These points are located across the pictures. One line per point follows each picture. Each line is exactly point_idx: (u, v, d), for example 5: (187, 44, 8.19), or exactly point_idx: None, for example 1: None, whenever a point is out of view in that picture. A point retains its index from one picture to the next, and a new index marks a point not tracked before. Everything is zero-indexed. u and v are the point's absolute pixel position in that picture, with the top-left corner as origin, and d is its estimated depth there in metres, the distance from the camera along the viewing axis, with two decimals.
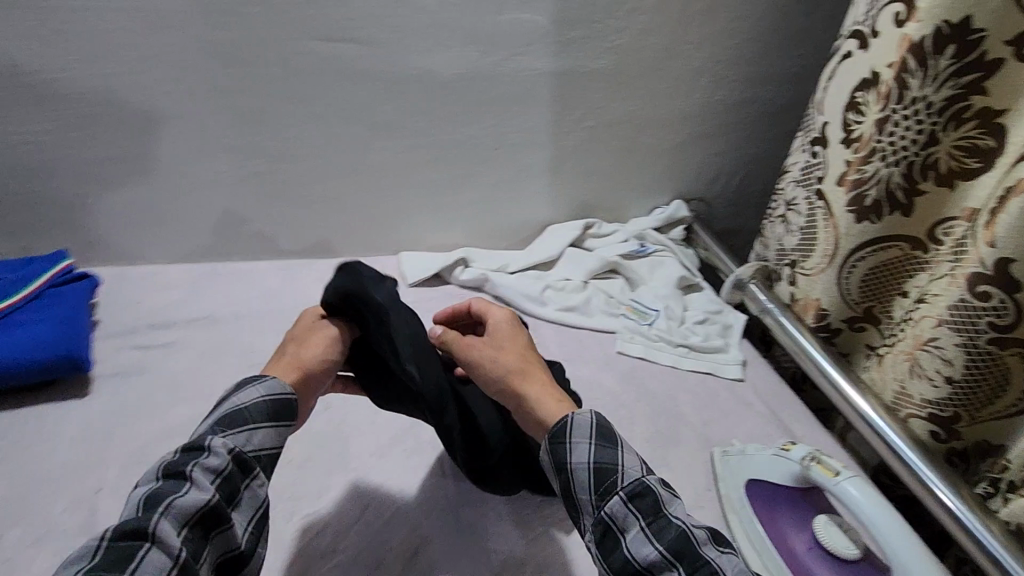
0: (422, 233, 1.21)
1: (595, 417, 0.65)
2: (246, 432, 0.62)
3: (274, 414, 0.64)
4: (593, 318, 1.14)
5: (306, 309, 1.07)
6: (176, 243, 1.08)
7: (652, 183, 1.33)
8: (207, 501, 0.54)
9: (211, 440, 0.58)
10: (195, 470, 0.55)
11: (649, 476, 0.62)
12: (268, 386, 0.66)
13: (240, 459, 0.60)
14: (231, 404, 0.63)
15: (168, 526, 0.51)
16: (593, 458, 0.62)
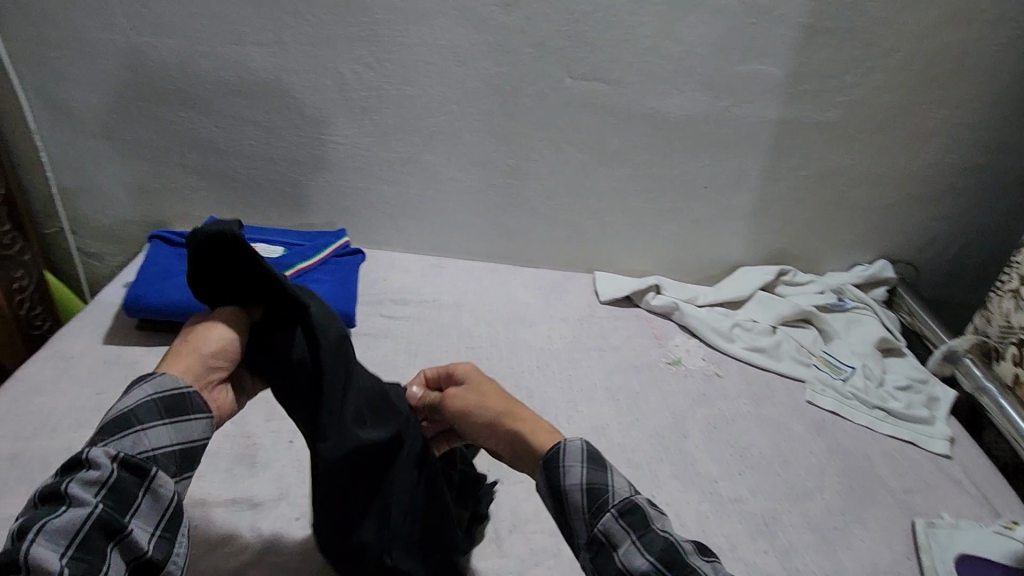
0: (618, 257, 1.30)
1: (584, 443, 0.61)
2: (133, 433, 0.52)
3: (169, 410, 0.54)
4: (782, 363, 1.13)
5: (512, 307, 1.20)
6: (415, 235, 1.27)
7: (856, 239, 1.30)
8: (88, 515, 0.46)
9: (88, 451, 0.49)
10: (72, 485, 0.47)
11: (635, 492, 0.59)
12: (160, 381, 0.55)
13: (125, 462, 0.50)
14: (117, 408, 0.53)
15: (46, 551, 0.44)
16: (586, 479, 0.59)
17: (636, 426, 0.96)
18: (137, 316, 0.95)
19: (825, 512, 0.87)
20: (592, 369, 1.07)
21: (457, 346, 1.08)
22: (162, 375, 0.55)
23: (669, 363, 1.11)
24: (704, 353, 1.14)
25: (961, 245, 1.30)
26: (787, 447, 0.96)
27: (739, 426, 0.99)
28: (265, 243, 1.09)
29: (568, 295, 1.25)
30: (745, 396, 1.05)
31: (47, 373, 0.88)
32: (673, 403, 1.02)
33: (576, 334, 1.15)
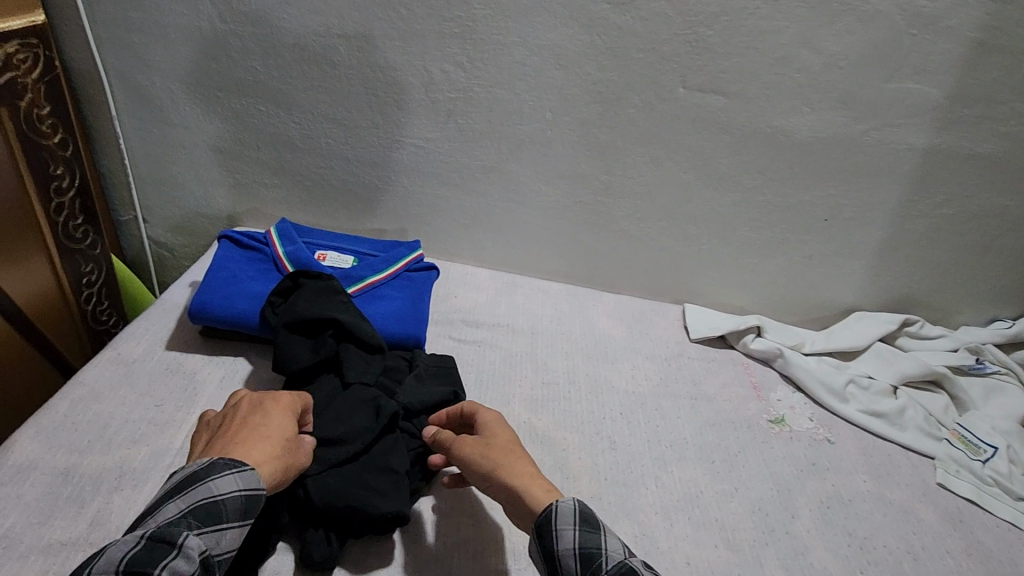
0: (713, 289, 1.17)
1: (580, 503, 0.60)
2: (219, 530, 0.55)
3: (247, 514, 0.57)
4: (906, 433, 0.97)
5: (591, 338, 1.09)
6: (491, 249, 1.18)
7: (999, 290, 1.11)
8: None
9: (186, 537, 0.51)
10: (166, 574, 0.49)
11: (631, 555, 0.58)
12: (247, 476, 0.58)
13: (206, 562, 0.52)
14: (208, 491, 0.56)
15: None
16: (579, 544, 0.58)
17: (735, 497, 0.83)
18: (201, 324, 0.90)
19: None
20: (682, 421, 0.94)
21: (531, 379, 0.98)
22: (251, 469, 0.58)
23: (771, 422, 0.97)
24: (811, 413, 1.00)
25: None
26: (917, 542, 0.81)
27: (858, 509, 0.84)
28: (335, 251, 1.02)
29: (654, 329, 1.12)
30: (863, 471, 0.90)
31: (105, 378, 0.84)
32: (778, 472, 0.88)
33: (664, 376, 1.02)
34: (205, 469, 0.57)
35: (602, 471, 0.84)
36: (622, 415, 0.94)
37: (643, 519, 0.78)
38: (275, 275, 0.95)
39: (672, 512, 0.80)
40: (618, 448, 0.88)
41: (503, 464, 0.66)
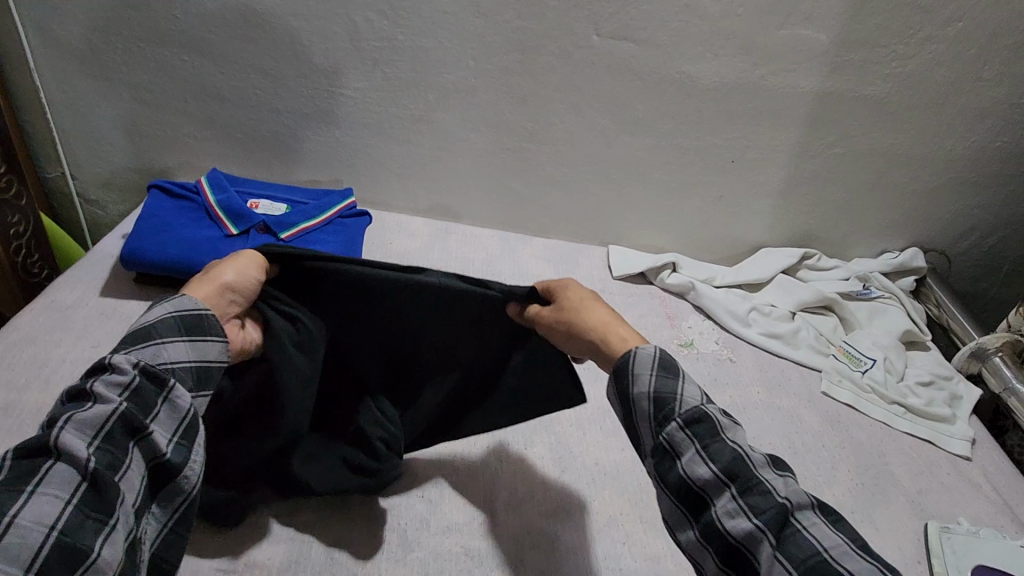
0: (635, 231, 1.25)
1: (659, 351, 0.59)
2: (157, 344, 0.55)
3: (189, 327, 0.57)
4: (799, 351, 1.09)
5: (520, 278, 1.16)
6: (424, 198, 1.23)
7: (888, 224, 1.23)
8: (114, 411, 0.49)
9: (112, 357, 0.52)
10: (98, 385, 0.50)
11: (707, 401, 0.57)
12: (179, 301, 0.58)
13: (147, 371, 0.53)
14: (139, 320, 0.56)
15: (71, 436, 0.47)
16: (654, 386, 0.57)
17: None
18: (134, 270, 0.93)
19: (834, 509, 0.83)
20: None
21: None
22: (187, 296, 0.59)
23: (681, 345, 1.07)
24: (718, 337, 1.10)
25: (998, 236, 1.23)
26: (798, 439, 0.93)
27: (750, 416, 0.95)
28: (268, 199, 1.05)
29: (579, 269, 1.20)
30: (758, 384, 1.02)
31: (38, 324, 0.86)
32: None
33: None
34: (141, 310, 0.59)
35: None
36: None
37: (558, 429, 0.87)
38: (206, 222, 0.98)
39: (585, 423, 0.89)
40: None
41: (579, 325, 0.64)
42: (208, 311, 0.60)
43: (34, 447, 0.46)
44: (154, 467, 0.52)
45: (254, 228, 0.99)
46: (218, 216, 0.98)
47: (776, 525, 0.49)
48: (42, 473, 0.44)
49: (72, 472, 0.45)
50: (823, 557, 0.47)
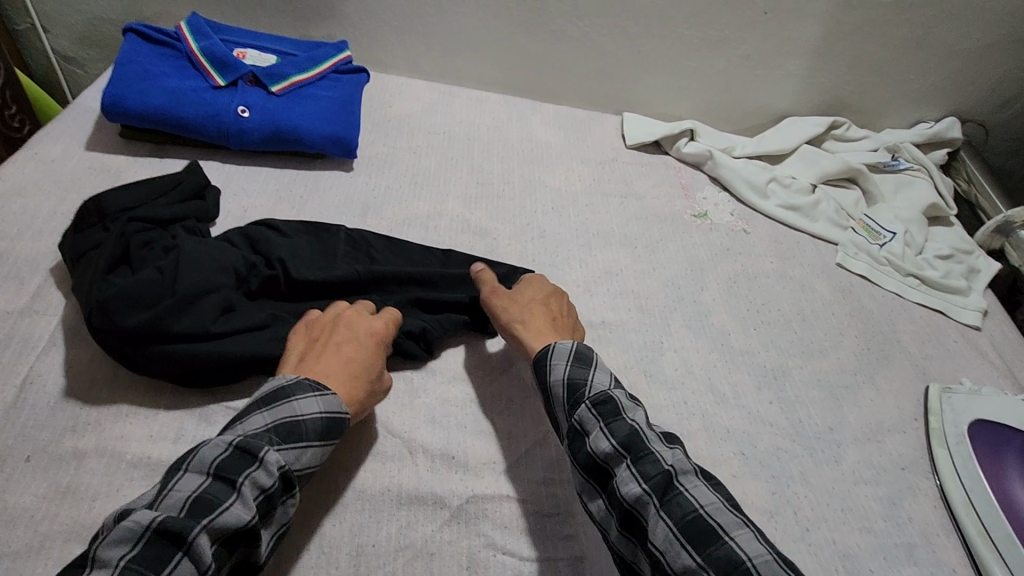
0: (652, 98, 1.17)
1: (576, 344, 0.65)
2: (300, 447, 0.56)
3: (328, 434, 0.58)
4: (817, 224, 1.04)
5: (530, 144, 1.09)
6: (425, 55, 1.13)
7: (928, 90, 1.14)
8: (246, 522, 0.49)
9: (267, 452, 0.53)
10: (246, 483, 0.51)
11: (614, 387, 0.62)
12: (328, 400, 0.59)
13: (284, 476, 0.54)
14: (291, 411, 0.57)
15: (207, 537, 0.47)
16: (568, 376, 0.62)
17: (651, 275, 0.91)
18: (119, 122, 0.88)
19: (836, 370, 0.83)
20: (611, 216, 0.99)
21: (469, 179, 1.00)
22: (335, 394, 0.60)
23: (694, 216, 1.03)
24: (733, 208, 1.06)
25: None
26: (807, 307, 0.92)
27: (760, 283, 0.94)
28: (255, 50, 0.98)
29: (591, 137, 1.14)
30: (771, 255, 0.99)
31: (26, 176, 0.83)
32: (693, 255, 0.96)
33: (597, 178, 1.05)
34: (289, 389, 0.58)
35: (530, 254, 0.91)
36: (553, 210, 0.98)
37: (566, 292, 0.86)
38: (191, 72, 0.91)
39: (592, 286, 0.88)
40: (546, 237, 0.93)
41: (519, 322, 0.70)
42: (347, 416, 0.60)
43: (175, 531, 0.46)
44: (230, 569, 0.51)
45: (242, 80, 0.92)
46: (202, 65, 0.91)
47: (660, 490, 0.52)
48: (172, 565, 0.45)
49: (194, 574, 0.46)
50: (699, 513, 0.50)
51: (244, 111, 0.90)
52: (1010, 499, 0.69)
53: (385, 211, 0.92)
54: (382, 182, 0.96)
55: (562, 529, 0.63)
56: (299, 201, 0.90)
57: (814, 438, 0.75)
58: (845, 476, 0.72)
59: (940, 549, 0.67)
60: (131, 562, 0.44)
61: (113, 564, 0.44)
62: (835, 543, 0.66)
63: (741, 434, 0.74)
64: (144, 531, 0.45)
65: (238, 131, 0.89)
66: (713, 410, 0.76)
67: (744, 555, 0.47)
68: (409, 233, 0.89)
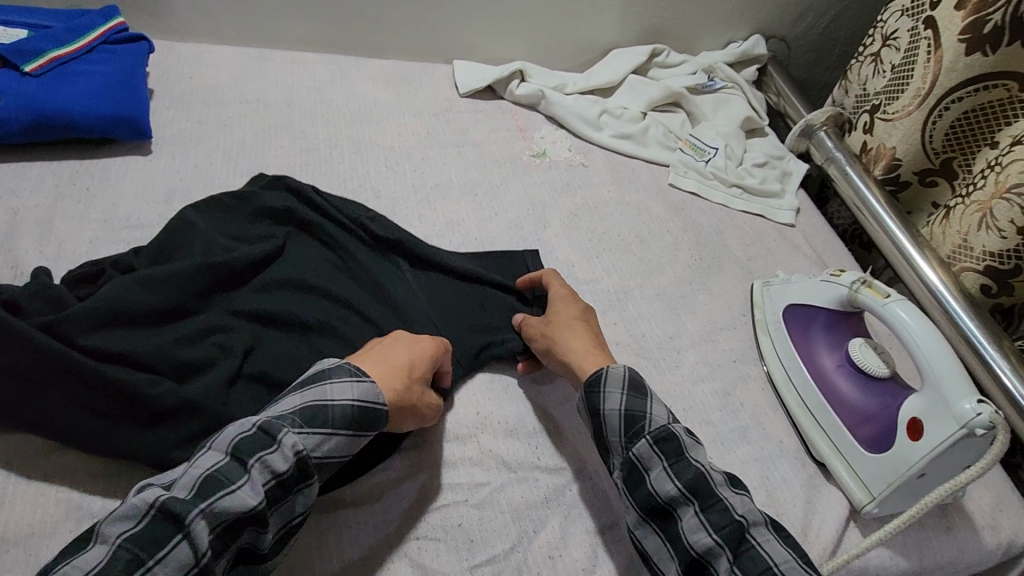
0: (480, 42, 1.14)
1: (629, 370, 0.64)
2: (321, 434, 0.54)
3: (358, 425, 0.56)
4: (648, 149, 1.09)
5: (357, 103, 1.03)
6: (223, 16, 1.02)
7: (733, 10, 1.21)
8: (252, 509, 0.48)
9: (285, 436, 0.51)
10: (259, 465, 0.50)
11: (673, 422, 0.62)
12: (364, 387, 0.57)
13: (301, 466, 0.52)
14: (321, 395, 0.55)
15: (204, 523, 0.46)
16: (625, 407, 0.61)
17: (494, 221, 0.91)
18: None
19: (673, 283, 0.88)
20: (448, 167, 0.97)
21: (291, 147, 0.93)
22: (370, 383, 0.58)
23: (533, 156, 1.03)
24: (570, 144, 1.07)
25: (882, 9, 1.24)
26: (644, 228, 0.96)
27: (601, 214, 0.96)
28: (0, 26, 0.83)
29: (423, 89, 1.10)
30: (609, 184, 1.02)
31: None
32: (534, 195, 0.96)
33: (432, 130, 1.02)
34: (325, 372, 0.57)
35: None
36: (388, 168, 0.94)
37: None
38: None
39: (433, 240, 0.86)
40: (382, 198, 0.90)
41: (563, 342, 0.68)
42: (385, 408, 0.58)
43: (176, 509, 0.45)
44: (244, 557, 0.50)
45: None
46: None
47: (732, 541, 0.54)
48: (168, 547, 0.44)
49: (188, 561, 0.44)
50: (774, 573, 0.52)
51: None
52: (821, 371, 0.75)
53: (194, 193, 0.83)
54: (189, 161, 0.87)
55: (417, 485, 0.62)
56: (86, 194, 0.79)
57: (657, 349, 0.79)
58: (685, 378, 0.77)
59: (769, 426, 0.74)
60: (127, 540, 0.44)
61: (115, 539, 0.44)
62: None
63: None
64: (149, 508, 0.45)
65: None
66: None
67: (770, 561, 0.52)
68: None
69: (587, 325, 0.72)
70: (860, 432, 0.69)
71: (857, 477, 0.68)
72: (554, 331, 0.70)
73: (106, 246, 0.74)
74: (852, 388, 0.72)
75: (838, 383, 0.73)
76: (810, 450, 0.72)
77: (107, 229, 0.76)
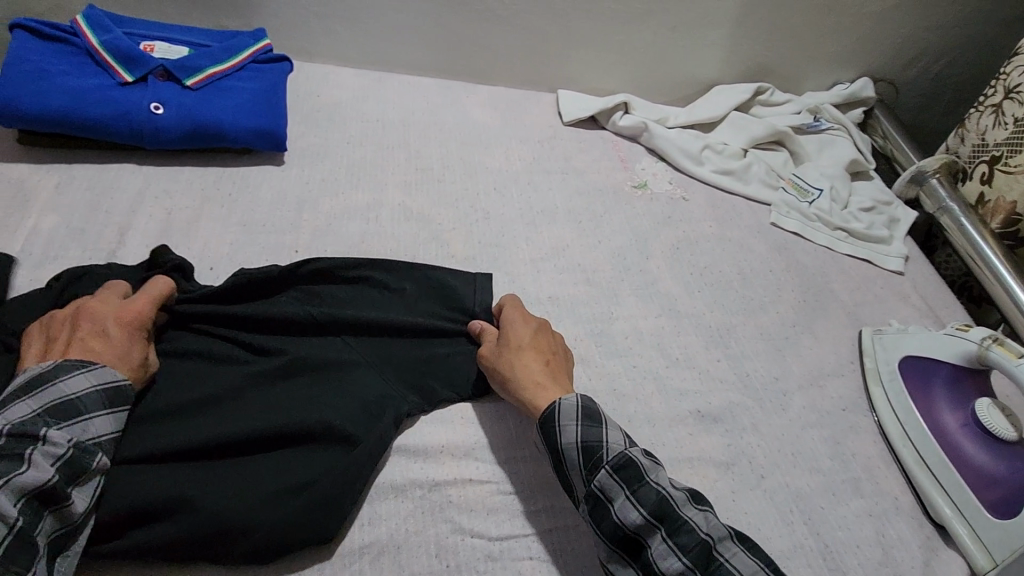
0: (584, 74, 1.17)
1: (583, 399, 0.61)
2: (83, 421, 0.53)
3: (112, 402, 0.56)
4: (749, 186, 1.08)
5: (467, 126, 1.08)
6: (350, 41, 1.09)
7: (842, 52, 1.20)
8: (46, 483, 0.48)
9: (49, 431, 0.50)
10: (37, 453, 0.49)
11: (630, 444, 0.60)
12: (98, 372, 0.56)
13: (80, 446, 0.52)
14: (57, 387, 0.53)
15: (6, 498, 0.46)
16: (581, 437, 0.59)
17: (597, 248, 0.92)
18: (15, 126, 0.81)
19: (777, 323, 0.87)
20: (554, 192, 0.99)
21: (407, 164, 0.98)
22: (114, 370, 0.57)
23: (635, 187, 1.04)
24: (671, 177, 1.08)
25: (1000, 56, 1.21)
26: (746, 265, 0.95)
27: (702, 248, 0.96)
28: (164, 42, 0.92)
29: (528, 116, 1.13)
30: (709, 219, 1.02)
31: None
32: (636, 225, 0.97)
33: (537, 156, 1.05)
34: (55, 368, 0.54)
35: (476, 237, 0.90)
36: (495, 191, 0.97)
37: (513, 271, 0.86)
38: (93, 69, 0.85)
39: (539, 262, 0.88)
40: (491, 219, 0.93)
41: (514, 376, 0.65)
42: (128, 381, 0.58)
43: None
44: (61, 539, 0.49)
45: (152, 74, 0.87)
46: (107, 61, 0.85)
47: (700, 562, 0.53)
48: None
49: (2, 532, 0.45)
50: None
51: (158, 108, 0.85)
52: (941, 428, 0.73)
53: (321, 203, 0.88)
54: (315, 173, 0.92)
55: (529, 505, 0.63)
56: (228, 199, 0.85)
57: (762, 390, 0.78)
58: (793, 422, 0.75)
59: (883, 481, 0.72)
60: None
61: None
62: (789, 485, 0.69)
63: (694, 394, 0.76)
64: None
65: (154, 129, 0.84)
66: (666, 374, 0.78)
67: None
68: (348, 223, 0.86)
69: (539, 352, 0.67)
70: (984, 494, 0.67)
71: (978, 540, 0.66)
72: (516, 387, 0.64)
73: (245, 249, 0.80)
74: (975, 448, 0.70)
75: (960, 442, 0.71)
76: (926, 509, 0.70)
77: (245, 233, 0.82)
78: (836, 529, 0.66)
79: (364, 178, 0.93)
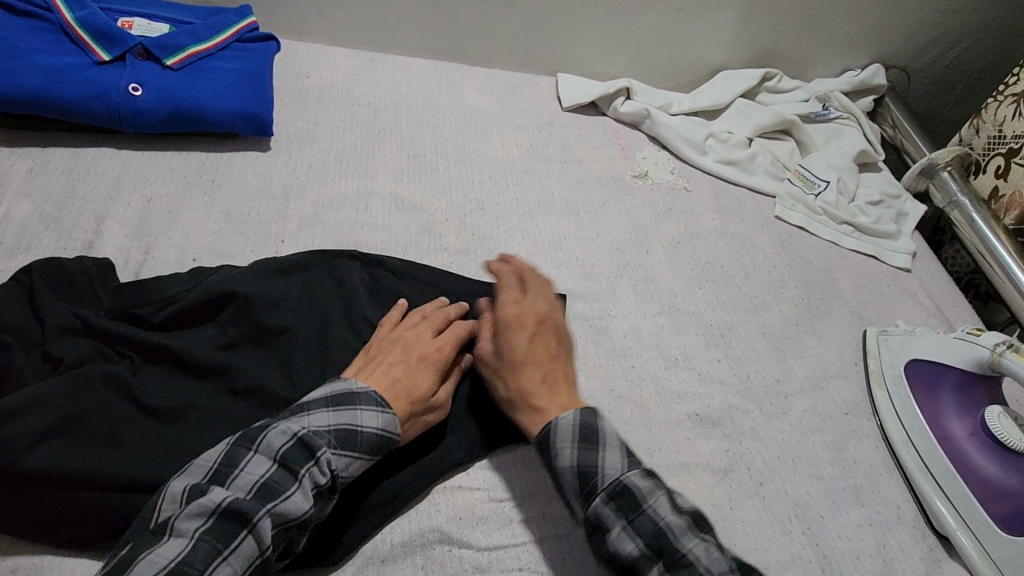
0: (586, 57, 1.13)
1: (579, 419, 0.57)
2: (350, 456, 0.53)
3: (380, 451, 0.55)
4: (755, 177, 1.04)
5: (463, 111, 1.04)
6: (341, 18, 1.04)
7: (854, 37, 1.15)
8: (303, 513, 0.49)
9: (323, 453, 0.51)
10: (306, 476, 0.50)
11: (630, 465, 0.56)
12: (389, 418, 0.56)
13: (335, 481, 0.52)
14: (352, 415, 0.54)
15: (270, 522, 0.47)
16: (579, 462, 0.55)
17: (596, 241, 0.89)
18: None
19: (781, 322, 0.84)
20: (551, 181, 0.96)
21: (398, 150, 0.94)
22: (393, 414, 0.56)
23: (635, 177, 1.01)
24: (673, 167, 1.04)
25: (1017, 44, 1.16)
26: (749, 261, 0.92)
27: (703, 242, 0.93)
28: (143, 18, 0.87)
29: (526, 101, 1.09)
30: (712, 211, 0.99)
31: None
32: (635, 217, 0.94)
33: (535, 143, 1.02)
34: (355, 395, 0.55)
35: (470, 228, 0.86)
36: (491, 179, 0.94)
37: None
38: (67, 46, 0.80)
39: (535, 256, 0.85)
40: (486, 209, 0.89)
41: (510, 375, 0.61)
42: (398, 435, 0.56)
43: (243, 509, 0.46)
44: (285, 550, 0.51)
45: (131, 53, 0.82)
46: (81, 38, 0.80)
47: None
48: (235, 542, 0.46)
49: (252, 553, 0.46)
50: None
51: (136, 90, 0.80)
52: (949, 436, 0.70)
53: (308, 191, 0.85)
54: (302, 160, 0.88)
55: (520, 512, 0.61)
56: (212, 186, 0.82)
57: (763, 392, 0.76)
58: (794, 426, 0.73)
59: (885, 489, 0.70)
60: (202, 536, 0.45)
61: (189, 534, 0.45)
62: (788, 493, 0.67)
63: (694, 396, 0.74)
64: (217, 506, 0.46)
65: (132, 112, 0.80)
66: (664, 374, 0.75)
67: None
68: (336, 213, 0.83)
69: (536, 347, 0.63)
70: (994, 506, 0.65)
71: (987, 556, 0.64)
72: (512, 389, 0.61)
73: (228, 240, 0.77)
74: (984, 458, 0.67)
75: (970, 452, 0.68)
76: (930, 519, 0.68)
77: (228, 222, 0.78)
78: (835, 539, 0.64)
79: (355, 164, 0.90)
